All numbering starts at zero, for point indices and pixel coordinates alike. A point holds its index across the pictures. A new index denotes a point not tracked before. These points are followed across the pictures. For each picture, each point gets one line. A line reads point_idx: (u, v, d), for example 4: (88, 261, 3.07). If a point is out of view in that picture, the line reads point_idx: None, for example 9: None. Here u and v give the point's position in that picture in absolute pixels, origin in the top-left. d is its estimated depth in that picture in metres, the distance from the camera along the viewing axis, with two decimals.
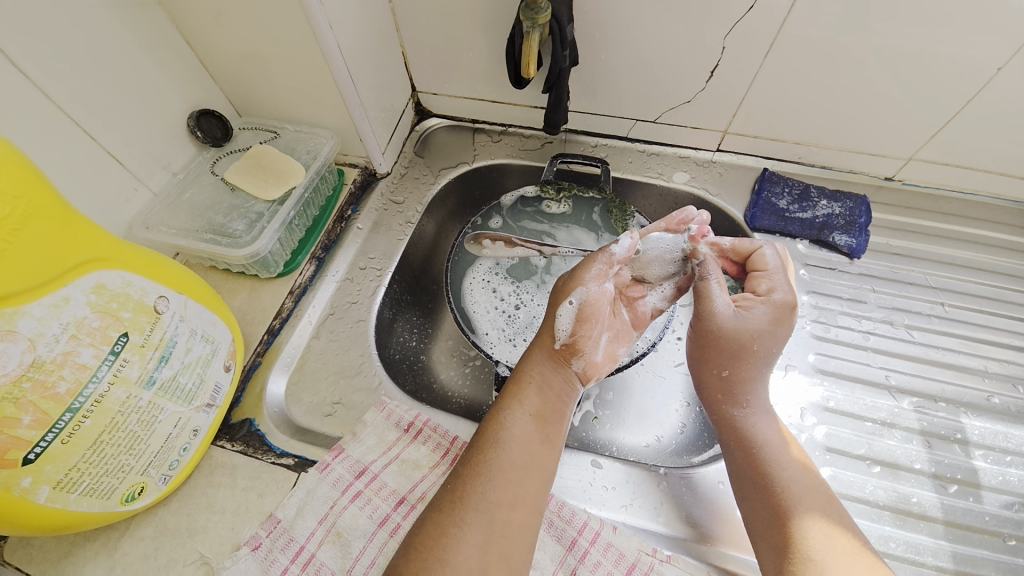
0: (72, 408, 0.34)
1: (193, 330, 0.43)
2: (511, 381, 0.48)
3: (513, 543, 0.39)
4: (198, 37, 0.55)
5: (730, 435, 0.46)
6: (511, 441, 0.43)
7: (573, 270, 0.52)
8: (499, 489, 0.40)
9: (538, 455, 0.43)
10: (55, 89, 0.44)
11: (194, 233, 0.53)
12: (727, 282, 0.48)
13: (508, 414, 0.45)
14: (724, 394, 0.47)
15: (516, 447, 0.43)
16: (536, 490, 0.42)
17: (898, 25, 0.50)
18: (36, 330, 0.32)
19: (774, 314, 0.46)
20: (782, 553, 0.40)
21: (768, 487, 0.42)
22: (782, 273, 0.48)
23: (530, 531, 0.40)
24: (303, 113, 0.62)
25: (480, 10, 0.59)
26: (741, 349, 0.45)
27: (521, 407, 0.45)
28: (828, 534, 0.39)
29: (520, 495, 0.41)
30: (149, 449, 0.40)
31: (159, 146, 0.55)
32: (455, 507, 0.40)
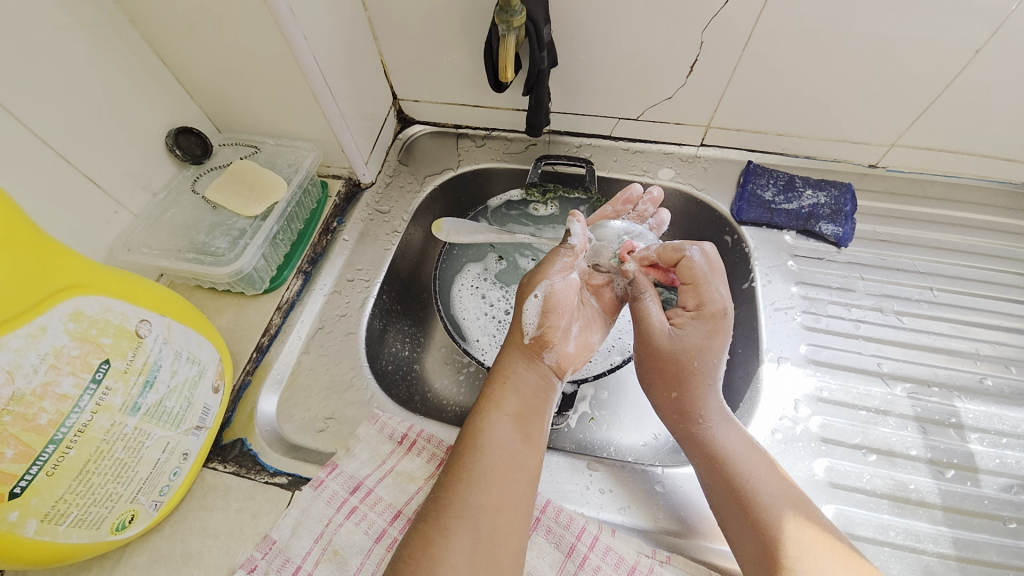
0: (54, 440, 0.33)
1: (178, 352, 0.43)
2: (489, 384, 0.47)
3: (501, 548, 0.39)
4: (172, 55, 0.54)
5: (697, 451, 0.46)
6: (491, 445, 0.43)
7: (550, 257, 0.52)
8: (483, 495, 0.40)
9: (522, 455, 0.43)
10: (27, 115, 0.44)
11: (176, 254, 0.52)
12: (691, 284, 0.47)
13: (485, 418, 0.44)
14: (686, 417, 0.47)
15: (496, 450, 0.42)
16: (521, 493, 0.41)
17: (873, 13, 0.50)
18: (13, 362, 0.31)
19: (706, 328, 0.46)
20: (762, 562, 0.39)
21: (742, 499, 0.42)
22: (714, 278, 0.46)
23: (518, 535, 0.40)
24: (283, 127, 0.61)
25: (456, 16, 0.59)
26: (681, 367, 0.46)
27: (501, 411, 0.45)
28: (802, 534, 0.39)
29: (505, 498, 0.40)
30: (138, 475, 0.39)
31: (137, 167, 0.54)
32: (439, 516, 0.39)
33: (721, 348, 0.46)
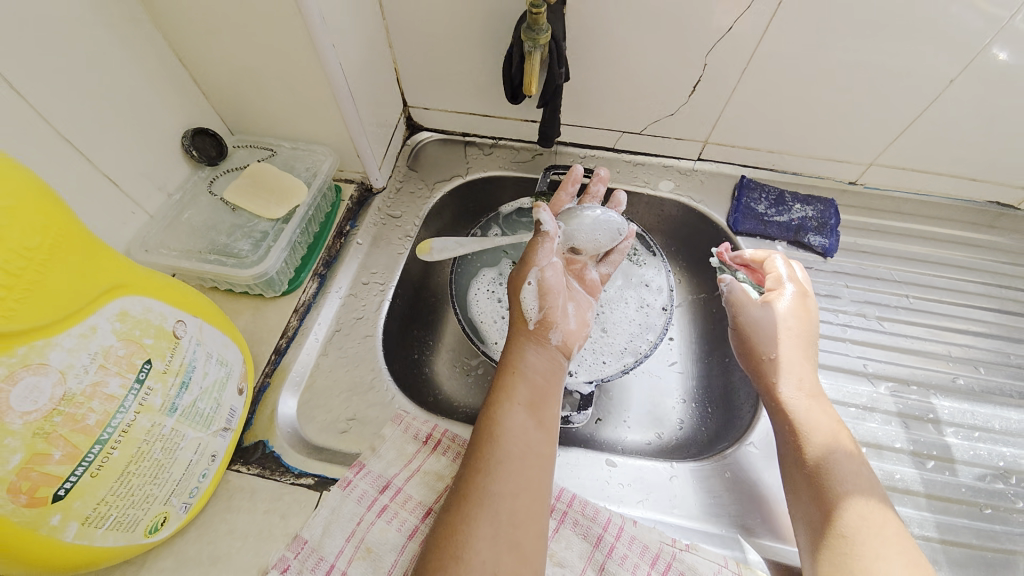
0: (100, 440, 0.33)
1: (209, 353, 0.43)
2: (500, 374, 0.49)
3: (521, 531, 0.41)
4: (192, 55, 0.54)
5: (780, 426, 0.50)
6: (506, 434, 0.44)
7: (530, 249, 0.55)
8: (501, 482, 0.42)
9: (535, 442, 0.45)
10: (52, 111, 0.43)
11: (196, 255, 0.51)
12: (773, 272, 0.57)
13: (499, 408, 0.46)
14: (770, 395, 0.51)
15: (511, 438, 0.44)
16: (536, 478, 0.43)
17: (861, 44, 0.55)
18: (66, 362, 0.30)
19: (798, 301, 0.54)
20: (817, 528, 0.43)
21: (812, 470, 0.46)
22: (792, 269, 0.57)
23: (537, 518, 0.42)
24: (299, 130, 0.61)
25: (475, 28, 0.61)
26: (775, 335, 0.53)
27: (514, 402, 0.47)
28: (868, 512, 0.43)
29: (522, 484, 0.42)
30: (172, 477, 0.39)
31: (154, 167, 0.54)
32: (461, 505, 0.41)
33: (811, 323, 0.54)
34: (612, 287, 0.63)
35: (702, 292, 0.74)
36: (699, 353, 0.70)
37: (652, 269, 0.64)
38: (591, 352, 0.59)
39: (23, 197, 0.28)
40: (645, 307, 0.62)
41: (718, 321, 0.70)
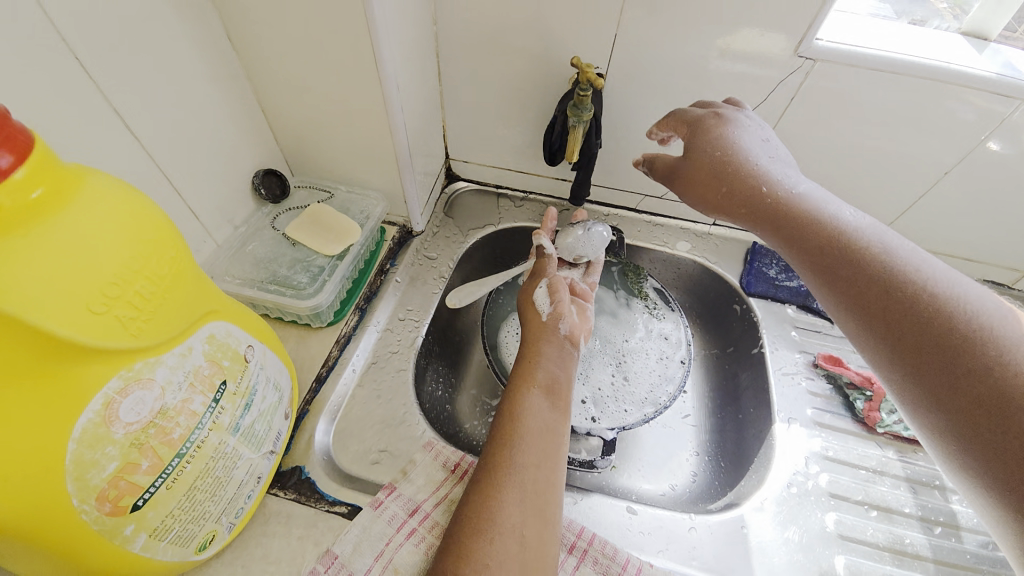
0: (179, 454, 0.35)
1: (268, 378, 0.46)
2: (520, 362, 0.54)
3: (545, 495, 0.44)
4: (272, 106, 0.60)
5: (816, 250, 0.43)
6: (528, 415, 0.48)
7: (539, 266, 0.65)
8: (525, 454, 0.46)
9: (552, 420, 0.49)
10: (155, 150, 0.49)
11: (257, 283, 0.57)
12: None
13: (519, 392, 0.51)
14: (833, 255, 0.42)
15: (532, 418, 0.48)
16: (555, 451, 0.47)
17: (867, 135, 0.62)
18: (167, 378, 0.34)
19: None
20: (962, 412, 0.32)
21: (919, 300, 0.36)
22: None
23: (557, 483, 0.46)
24: (354, 176, 0.67)
25: (521, 98, 0.68)
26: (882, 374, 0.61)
27: (532, 385, 0.52)
28: None
29: (543, 457, 0.46)
30: (226, 495, 0.41)
31: (227, 202, 0.59)
32: (492, 476, 0.44)
33: None
34: (633, 337, 0.67)
35: (715, 348, 0.77)
36: (711, 410, 0.72)
37: (670, 322, 0.68)
38: (614, 400, 0.61)
39: (161, 233, 0.33)
40: (664, 358, 0.65)
41: (733, 377, 0.73)
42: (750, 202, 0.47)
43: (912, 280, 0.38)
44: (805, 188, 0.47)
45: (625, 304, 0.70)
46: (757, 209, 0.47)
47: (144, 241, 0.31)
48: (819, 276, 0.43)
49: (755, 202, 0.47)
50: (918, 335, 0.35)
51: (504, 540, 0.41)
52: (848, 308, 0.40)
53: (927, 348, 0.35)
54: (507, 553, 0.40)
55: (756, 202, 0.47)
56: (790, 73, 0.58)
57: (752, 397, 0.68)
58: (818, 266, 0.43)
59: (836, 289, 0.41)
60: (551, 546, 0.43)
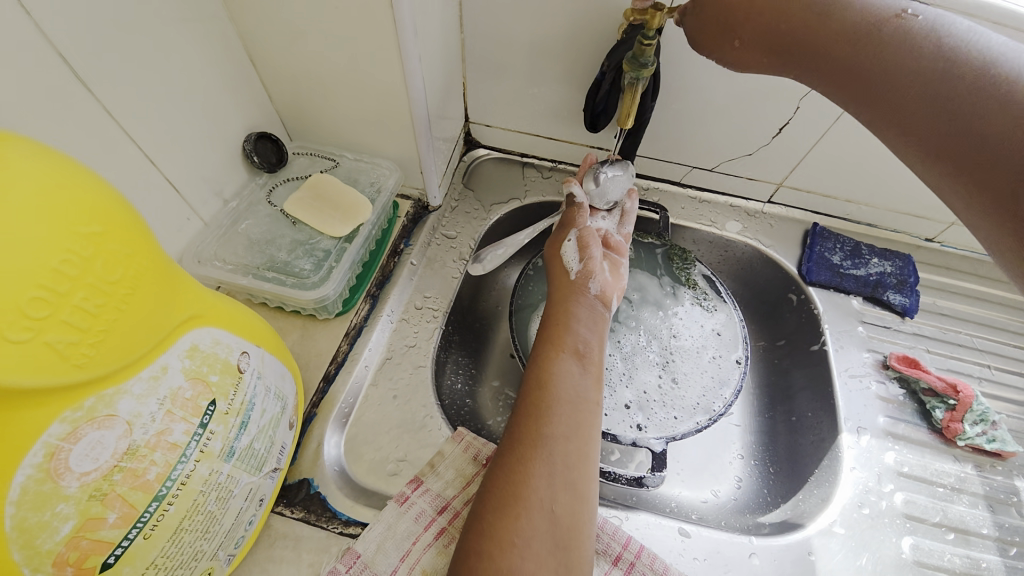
0: (157, 496, 0.29)
1: (268, 387, 0.38)
2: (549, 324, 0.49)
3: (577, 472, 0.38)
4: (263, 55, 0.50)
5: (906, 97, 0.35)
6: (557, 380, 0.43)
7: (567, 217, 0.58)
8: (554, 424, 0.40)
9: (586, 388, 0.43)
10: (120, 110, 0.39)
11: (253, 270, 0.49)
12: None
13: (548, 357, 0.45)
14: (887, 63, 0.35)
15: (562, 384, 0.43)
16: (589, 422, 0.41)
17: None
18: (133, 411, 0.27)
19: None
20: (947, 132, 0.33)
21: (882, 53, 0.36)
22: None
23: (590, 459, 0.40)
24: (362, 142, 0.58)
25: (558, 50, 0.57)
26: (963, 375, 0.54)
27: (563, 349, 0.46)
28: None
29: (574, 427, 0.40)
30: (222, 529, 0.34)
31: (214, 172, 0.50)
32: (518, 448, 0.39)
33: None
34: (685, 336, 0.63)
35: (762, 341, 0.68)
36: (759, 408, 0.63)
37: (723, 316, 0.64)
38: (662, 406, 0.58)
39: (108, 224, 0.25)
40: (718, 358, 0.61)
41: (784, 374, 0.65)
42: (837, 56, 0.37)
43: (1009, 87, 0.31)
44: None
45: (671, 294, 0.65)
46: (841, 64, 0.38)
47: (81, 236, 0.23)
48: (846, 91, 0.38)
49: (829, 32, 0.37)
50: (1021, 167, 0.29)
51: (533, 516, 0.36)
52: (935, 150, 0.34)
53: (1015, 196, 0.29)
54: (536, 530, 0.35)
55: (841, 52, 0.37)
56: None
57: (810, 398, 0.61)
58: (874, 102, 0.37)
59: (909, 127, 0.35)
60: (587, 525, 0.37)
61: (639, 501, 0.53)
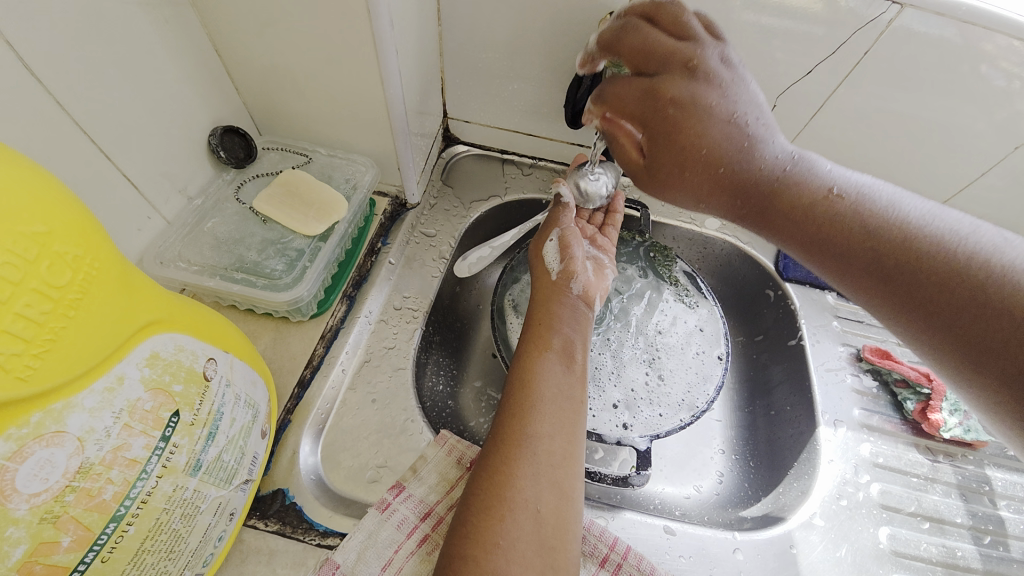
0: (116, 516, 0.26)
1: (238, 396, 0.36)
2: (530, 325, 0.48)
3: (564, 471, 0.38)
4: (228, 44, 0.47)
5: (838, 238, 0.36)
6: (542, 380, 0.42)
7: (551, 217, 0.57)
8: (538, 423, 0.39)
9: (570, 387, 0.43)
10: (73, 101, 0.37)
11: (220, 271, 0.46)
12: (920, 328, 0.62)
13: (531, 356, 0.44)
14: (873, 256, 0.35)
15: (547, 384, 0.42)
16: (573, 420, 0.41)
17: (946, 104, 0.52)
18: (86, 426, 0.24)
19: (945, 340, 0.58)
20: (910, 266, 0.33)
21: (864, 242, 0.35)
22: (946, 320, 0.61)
23: (576, 460, 0.39)
24: (336, 137, 0.55)
25: (538, 44, 0.56)
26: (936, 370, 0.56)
27: (547, 348, 0.45)
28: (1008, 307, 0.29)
29: (558, 426, 0.40)
30: (188, 548, 0.32)
31: (177, 168, 0.47)
32: (501, 449, 0.38)
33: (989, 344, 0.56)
34: (670, 333, 0.63)
35: (741, 336, 0.70)
36: (739, 402, 0.64)
37: (705, 311, 0.64)
38: (648, 403, 0.58)
39: (54, 222, 0.22)
40: (701, 353, 0.61)
41: (762, 368, 0.66)
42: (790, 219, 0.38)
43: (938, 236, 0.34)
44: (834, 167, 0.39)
45: (655, 290, 0.66)
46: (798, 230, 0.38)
47: (23, 236, 0.21)
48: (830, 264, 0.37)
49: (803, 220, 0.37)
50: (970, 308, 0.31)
51: (517, 516, 0.35)
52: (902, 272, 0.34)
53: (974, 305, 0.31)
54: (522, 530, 0.34)
55: (805, 224, 0.37)
56: (858, 30, 0.48)
57: (787, 392, 0.62)
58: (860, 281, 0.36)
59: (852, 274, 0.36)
60: (573, 525, 0.37)
61: (623, 499, 0.53)
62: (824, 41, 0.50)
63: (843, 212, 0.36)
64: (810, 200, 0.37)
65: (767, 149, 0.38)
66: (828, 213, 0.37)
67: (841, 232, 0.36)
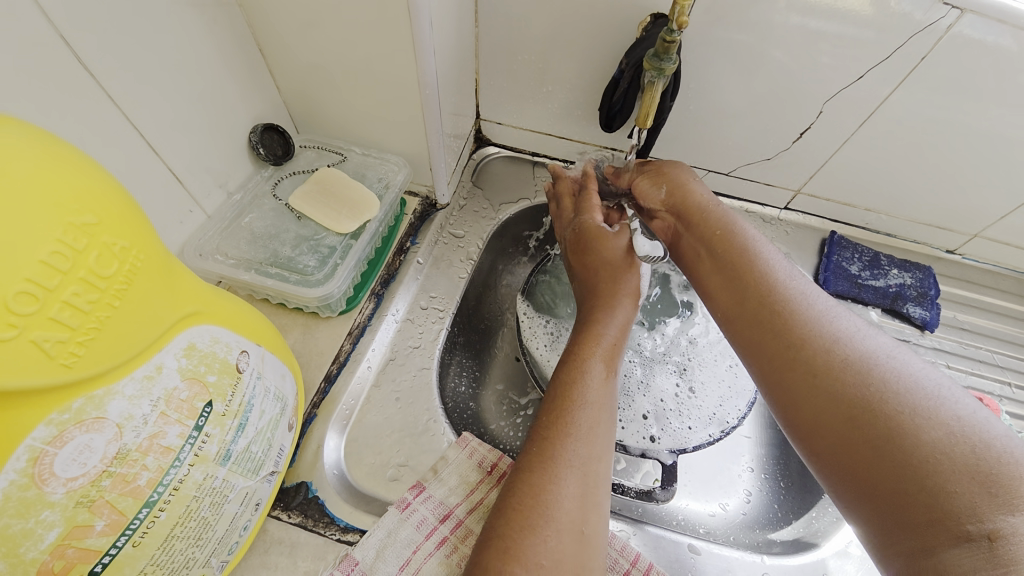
0: (149, 502, 0.27)
1: (268, 388, 0.36)
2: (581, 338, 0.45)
3: (603, 491, 0.37)
4: (271, 44, 0.48)
5: (813, 398, 0.36)
6: (595, 400, 0.40)
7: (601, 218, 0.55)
8: (590, 446, 0.38)
9: (615, 403, 0.42)
10: (124, 98, 0.38)
11: (256, 265, 0.47)
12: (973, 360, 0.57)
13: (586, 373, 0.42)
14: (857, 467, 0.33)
15: (603, 405, 0.40)
16: (615, 436, 0.40)
17: (1010, 113, 0.49)
18: (125, 413, 0.25)
19: None
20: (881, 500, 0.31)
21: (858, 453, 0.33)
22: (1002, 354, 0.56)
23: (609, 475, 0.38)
24: (371, 137, 0.56)
25: (574, 46, 0.56)
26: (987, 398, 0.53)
27: (595, 358, 0.43)
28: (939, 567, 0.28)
29: (607, 448, 0.39)
30: (215, 535, 0.33)
31: (218, 164, 0.49)
32: (546, 465, 0.36)
33: None
34: (701, 344, 0.61)
35: None
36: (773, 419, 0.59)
37: None
38: (677, 415, 0.57)
39: (103, 214, 0.23)
40: (732, 366, 0.60)
41: None
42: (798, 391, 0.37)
43: (920, 407, 0.32)
44: (858, 324, 0.39)
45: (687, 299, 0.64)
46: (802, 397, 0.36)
47: (74, 227, 0.22)
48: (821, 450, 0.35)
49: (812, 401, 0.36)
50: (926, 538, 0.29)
51: (556, 534, 0.34)
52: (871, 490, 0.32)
53: (916, 523, 0.30)
54: (565, 552, 0.33)
55: (811, 402, 0.36)
56: (913, 35, 0.45)
57: None
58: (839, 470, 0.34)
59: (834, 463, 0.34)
60: (603, 539, 0.36)
61: (645, 513, 0.50)
62: (876, 45, 0.47)
63: (829, 351, 0.37)
64: (798, 342, 0.38)
65: (786, 298, 0.41)
66: (813, 362, 0.37)
67: (838, 423, 0.34)
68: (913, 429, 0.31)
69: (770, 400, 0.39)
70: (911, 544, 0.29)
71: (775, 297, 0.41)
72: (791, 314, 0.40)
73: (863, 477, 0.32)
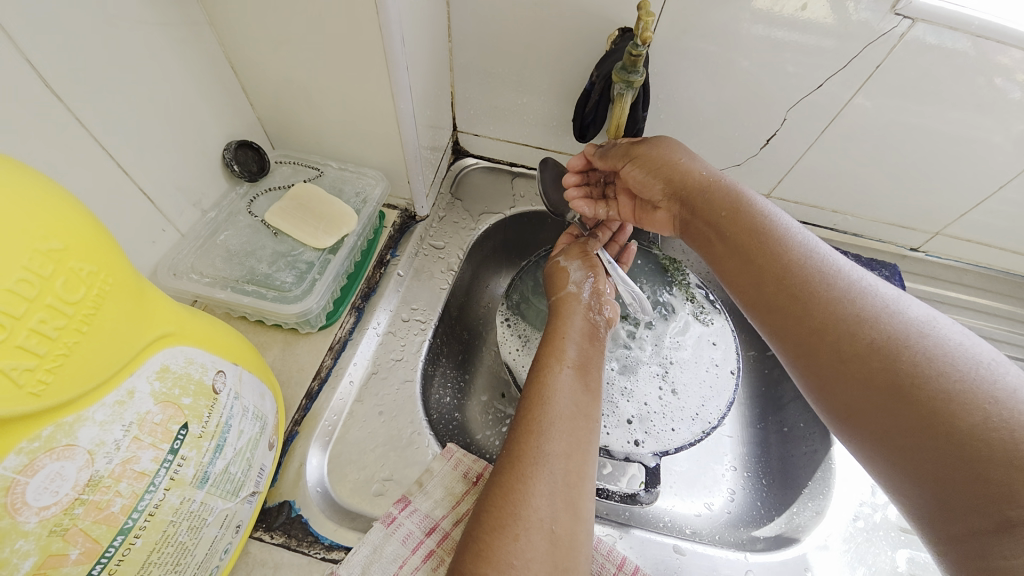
0: (124, 529, 0.27)
1: (246, 408, 0.36)
2: (546, 341, 0.48)
3: (578, 492, 0.37)
4: (244, 62, 0.49)
5: (849, 381, 0.34)
6: (558, 396, 0.42)
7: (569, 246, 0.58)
8: (554, 442, 0.39)
9: (583, 403, 0.42)
10: (94, 118, 0.38)
11: (233, 283, 0.47)
12: None
13: (550, 371, 0.44)
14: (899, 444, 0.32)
15: (564, 400, 0.42)
16: (585, 439, 0.40)
17: (960, 115, 0.51)
18: (96, 439, 0.25)
19: None
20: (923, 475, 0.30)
21: (901, 431, 0.31)
22: None
23: (587, 478, 0.38)
24: (348, 151, 0.56)
25: (547, 60, 0.57)
26: None
27: (559, 362, 0.45)
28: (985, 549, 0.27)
29: (575, 444, 0.39)
30: (194, 560, 0.32)
31: (192, 182, 0.48)
32: (517, 467, 0.37)
33: None
34: (681, 346, 0.62)
35: (752, 351, 0.69)
36: (750, 418, 0.63)
37: (717, 324, 0.64)
38: (661, 417, 0.57)
39: (71, 239, 0.23)
40: (714, 366, 0.61)
41: (774, 384, 0.65)
42: (830, 367, 0.35)
43: (963, 386, 0.30)
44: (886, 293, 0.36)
45: (665, 303, 0.65)
46: (833, 375, 0.35)
47: (40, 253, 0.22)
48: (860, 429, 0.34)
49: (847, 378, 0.34)
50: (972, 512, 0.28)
51: (532, 537, 0.34)
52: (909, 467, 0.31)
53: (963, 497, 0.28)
54: (536, 552, 0.33)
55: (844, 379, 0.35)
56: (868, 44, 0.48)
57: (799, 409, 0.61)
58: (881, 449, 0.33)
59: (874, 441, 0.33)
60: (585, 543, 0.36)
61: (632, 517, 0.52)
62: (835, 54, 0.49)
63: (863, 335, 0.34)
64: (821, 318, 0.37)
65: (815, 281, 0.38)
66: (841, 339, 0.35)
67: (872, 401, 0.33)
68: (980, 425, 0.29)
69: (805, 387, 0.38)
70: (963, 531, 0.28)
71: (814, 295, 0.38)
72: (833, 308, 0.36)
73: (907, 453, 0.31)
